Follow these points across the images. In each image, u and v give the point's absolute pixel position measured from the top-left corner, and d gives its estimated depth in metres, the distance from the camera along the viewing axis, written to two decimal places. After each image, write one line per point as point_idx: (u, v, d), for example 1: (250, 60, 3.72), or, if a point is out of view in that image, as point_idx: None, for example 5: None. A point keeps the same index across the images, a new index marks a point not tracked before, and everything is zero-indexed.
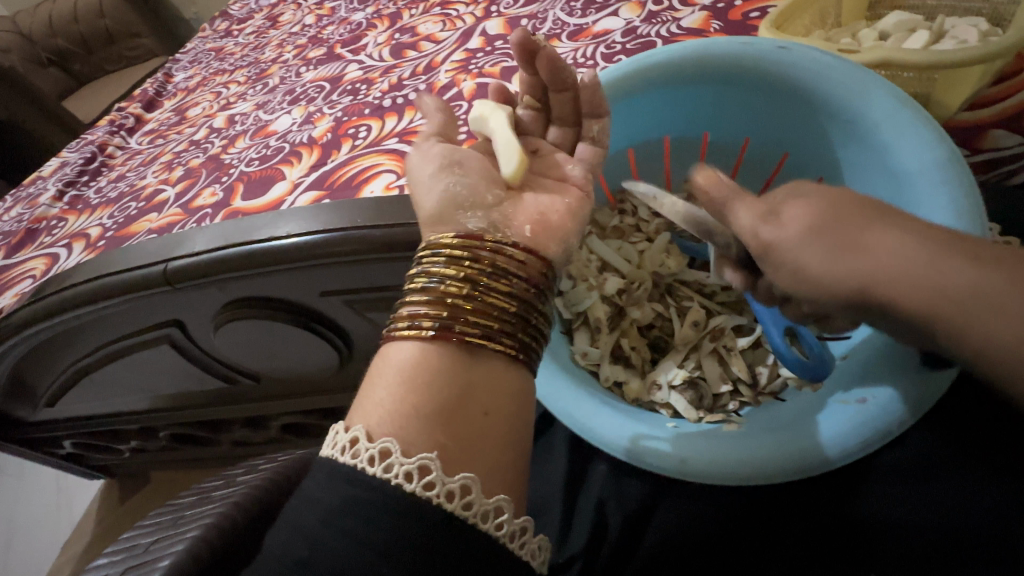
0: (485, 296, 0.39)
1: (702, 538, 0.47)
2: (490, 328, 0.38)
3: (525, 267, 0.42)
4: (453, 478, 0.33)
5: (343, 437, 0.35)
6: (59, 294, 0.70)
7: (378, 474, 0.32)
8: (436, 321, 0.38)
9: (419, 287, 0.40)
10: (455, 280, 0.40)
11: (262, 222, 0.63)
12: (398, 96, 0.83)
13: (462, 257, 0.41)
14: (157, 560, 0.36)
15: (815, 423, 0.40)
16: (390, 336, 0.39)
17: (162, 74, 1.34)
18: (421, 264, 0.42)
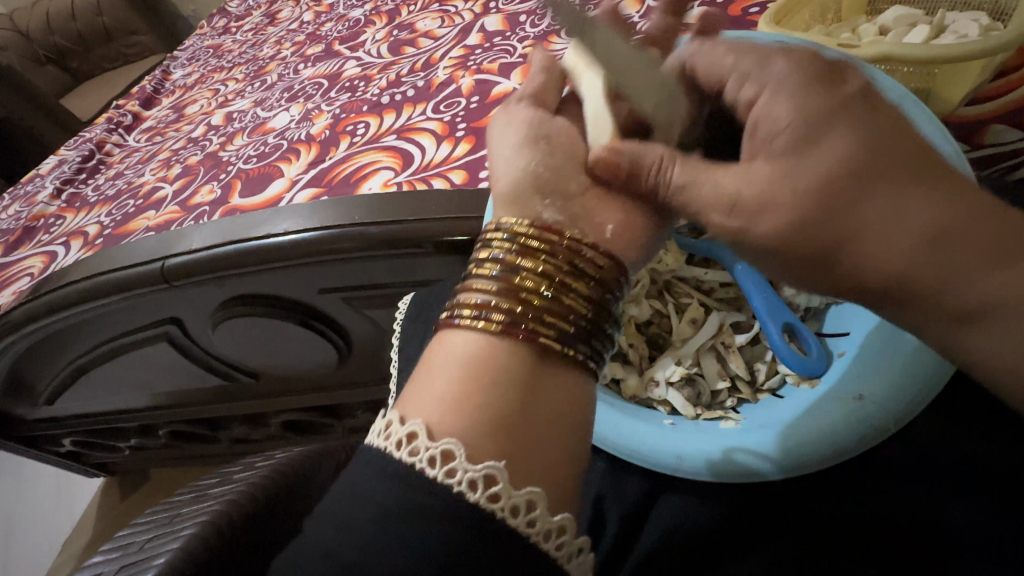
0: (562, 296, 0.36)
1: (702, 532, 0.46)
2: (565, 331, 0.35)
3: (604, 264, 0.38)
4: (477, 466, 0.30)
5: (389, 420, 0.33)
6: (57, 293, 0.70)
7: (405, 458, 0.31)
8: (508, 317, 0.35)
9: (491, 273, 0.37)
10: (531, 272, 0.36)
11: (260, 219, 0.63)
12: (396, 93, 0.83)
13: (539, 249, 0.37)
14: (152, 558, 0.36)
15: (815, 418, 0.39)
16: (452, 322, 0.36)
17: (160, 71, 1.34)
18: (487, 246, 0.39)
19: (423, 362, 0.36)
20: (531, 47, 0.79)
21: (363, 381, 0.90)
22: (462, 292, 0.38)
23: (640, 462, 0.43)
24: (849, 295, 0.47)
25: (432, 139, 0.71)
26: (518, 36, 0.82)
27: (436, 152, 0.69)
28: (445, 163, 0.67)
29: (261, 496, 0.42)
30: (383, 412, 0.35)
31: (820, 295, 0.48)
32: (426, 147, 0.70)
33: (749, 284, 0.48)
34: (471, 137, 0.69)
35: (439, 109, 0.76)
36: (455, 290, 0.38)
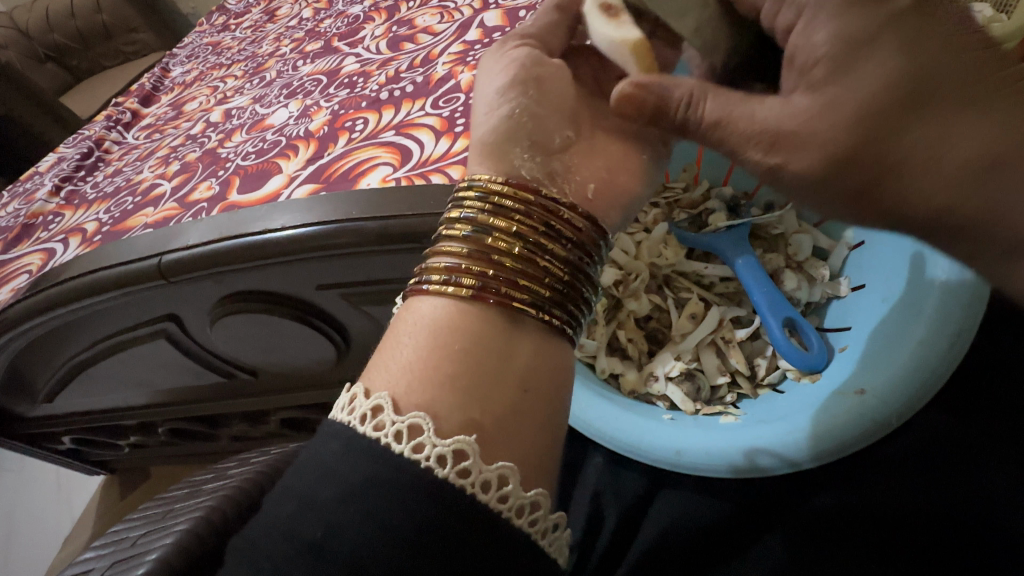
0: (534, 257, 0.38)
1: (699, 531, 0.46)
2: (538, 295, 0.38)
3: (576, 228, 0.40)
4: (446, 441, 0.31)
5: (347, 395, 0.35)
6: (54, 289, 0.70)
7: (366, 432, 0.32)
8: (480, 279, 0.37)
9: (462, 236, 0.38)
10: (502, 234, 0.38)
11: (257, 214, 0.63)
12: (395, 89, 0.82)
13: (510, 211, 0.39)
14: (143, 554, 0.36)
15: (820, 414, 0.39)
16: (421, 287, 0.38)
17: (160, 69, 1.34)
18: (458, 206, 0.40)
19: (394, 325, 0.38)
20: None
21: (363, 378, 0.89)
22: (434, 257, 0.39)
23: (635, 456, 0.42)
24: (850, 291, 0.47)
25: (431, 134, 0.71)
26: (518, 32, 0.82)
27: (435, 147, 0.69)
28: (444, 158, 0.67)
29: (255, 491, 0.42)
30: (348, 387, 0.36)
31: (820, 289, 0.48)
32: (425, 142, 0.70)
33: (750, 278, 0.48)
34: (469, 132, 0.69)
35: (438, 104, 0.75)
36: (426, 253, 0.40)
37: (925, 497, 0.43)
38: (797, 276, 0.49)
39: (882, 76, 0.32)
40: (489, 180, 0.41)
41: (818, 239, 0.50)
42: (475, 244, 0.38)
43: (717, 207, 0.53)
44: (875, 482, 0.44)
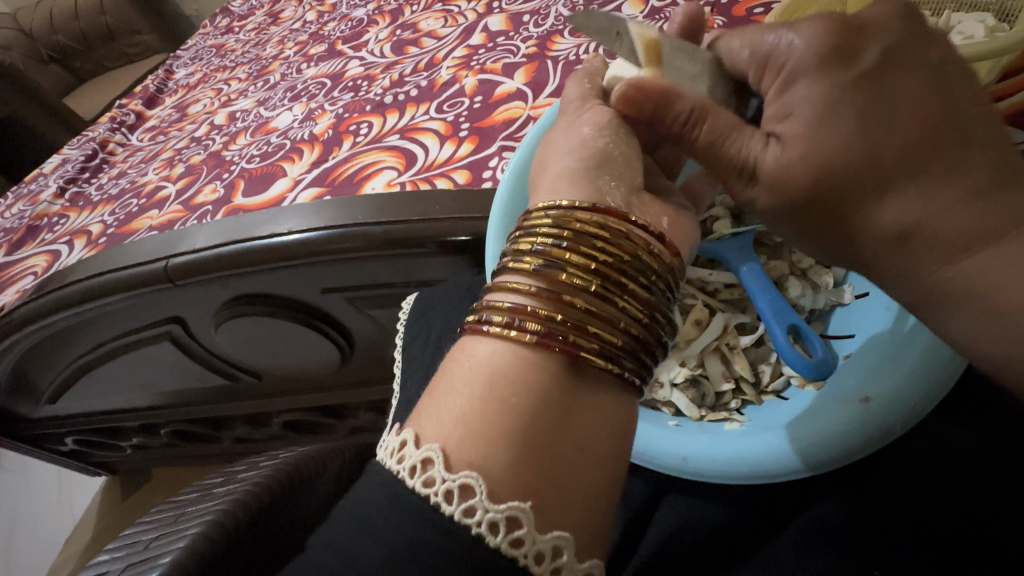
0: (610, 299, 0.34)
1: (705, 536, 0.43)
2: (611, 343, 0.33)
3: (656, 264, 0.36)
4: (501, 506, 0.28)
5: (393, 441, 0.32)
6: (61, 292, 0.70)
7: (416, 488, 0.29)
8: (547, 322, 0.32)
9: (534, 271, 0.34)
10: (578, 271, 0.34)
11: (263, 218, 0.63)
12: (399, 93, 0.83)
13: (593, 244, 0.35)
14: (157, 557, 0.36)
15: (821, 421, 0.39)
16: (481, 328, 0.34)
17: (164, 71, 1.34)
18: (531, 236, 0.36)
19: (444, 371, 0.34)
20: (533, 47, 0.78)
21: (366, 381, 0.89)
22: (496, 292, 0.35)
23: (642, 462, 0.42)
24: (853, 298, 0.47)
25: (435, 139, 0.71)
26: (522, 37, 0.82)
27: (440, 152, 0.69)
28: (449, 163, 0.67)
29: (267, 495, 0.42)
30: (395, 426, 0.33)
31: (825, 297, 0.48)
32: (430, 147, 0.70)
33: (754, 285, 0.48)
34: (474, 137, 0.69)
35: (442, 109, 0.76)
36: (490, 286, 0.36)
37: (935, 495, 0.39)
38: (801, 284, 0.49)
39: (836, 140, 0.32)
40: (572, 203, 0.37)
41: None
42: (547, 281, 0.34)
43: (721, 214, 0.53)
44: (887, 482, 0.41)
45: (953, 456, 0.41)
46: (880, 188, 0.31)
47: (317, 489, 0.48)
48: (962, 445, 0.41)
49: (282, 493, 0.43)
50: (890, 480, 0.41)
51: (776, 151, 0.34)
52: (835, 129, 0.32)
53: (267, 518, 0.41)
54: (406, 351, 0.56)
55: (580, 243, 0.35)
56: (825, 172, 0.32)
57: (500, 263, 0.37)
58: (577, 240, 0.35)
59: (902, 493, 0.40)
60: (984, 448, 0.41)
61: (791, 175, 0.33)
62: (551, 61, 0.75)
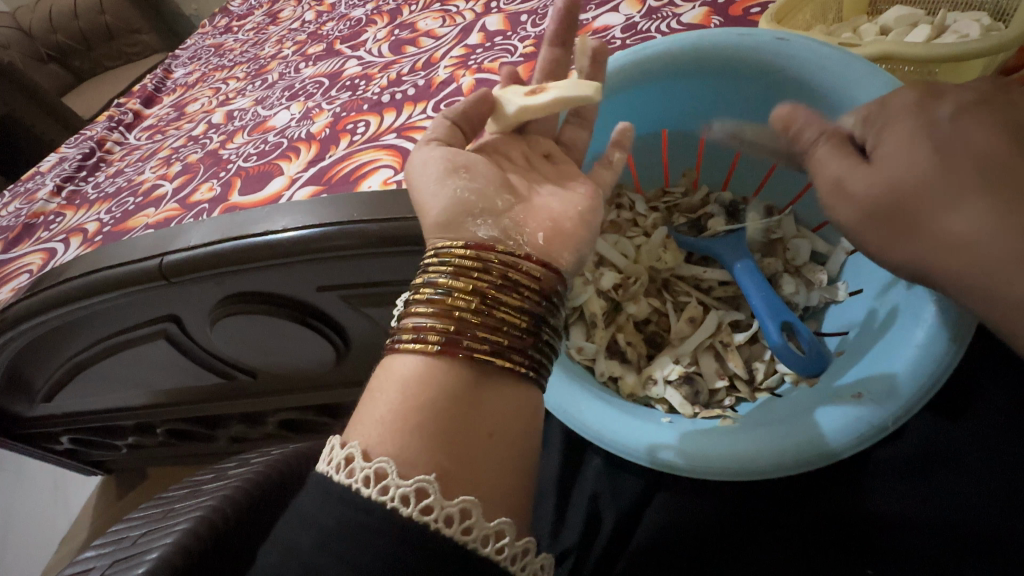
0: (500, 309, 0.36)
1: (697, 536, 0.42)
2: (499, 344, 0.35)
3: (529, 280, 0.38)
4: (452, 501, 0.30)
5: (338, 454, 0.31)
6: (55, 289, 0.70)
7: (373, 496, 0.29)
8: (443, 332, 0.35)
9: (425, 296, 0.37)
10: (466, 291, 0.37)
11: (258, 215, 0.63)
12: (397, 92, 0.83)
13: (471, 268, 0.37)
14: (143, 553, 0.36)
15: (801, 425, 0.38)
16: (394, 345, 0.36)
17: (162, 70, 1.34)
18: (424, 269, 0.38)
19: (368, 388, 0.35)
20: (530, 47, 0.79)
21: (361, 380, 0.89)
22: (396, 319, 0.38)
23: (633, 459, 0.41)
24: (847, 295, 0.47)
25: None
26: (519, 36, 0.82)
27: None
28: None
29: (255, 492, 0.42)
30: (332, 440, 0.33)
31: (818, 294, 0.48)
32: None
33: (748, 282, 0.48)
34: None
35: (439, 107, 0.76)
36: (397, 317, 0.38)
37: (925, 492, 0.40)
38: (795, 281, 0.49)
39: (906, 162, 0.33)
40: (450, 242, 0.39)
41: (816, 244, 0.50)
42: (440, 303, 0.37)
43: (717, 212, 0.53)
44: (881, 483, 0.40)
45: (946, 455, 0.40)
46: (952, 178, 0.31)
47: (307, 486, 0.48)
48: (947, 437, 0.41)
49: (270, 488, 0.43)
50: (884, 481, 0.40)
51: (854, 173, 0.35)
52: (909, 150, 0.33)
53: (255, 513, 0.41)
54: None
55: (454, 268, 0.37)
56: (895, 184, 0.33)
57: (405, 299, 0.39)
58: (453, 263, 0.37)
59: (893, 494, 0.40)
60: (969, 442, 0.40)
61: (868, 188, 0.34)
62: None
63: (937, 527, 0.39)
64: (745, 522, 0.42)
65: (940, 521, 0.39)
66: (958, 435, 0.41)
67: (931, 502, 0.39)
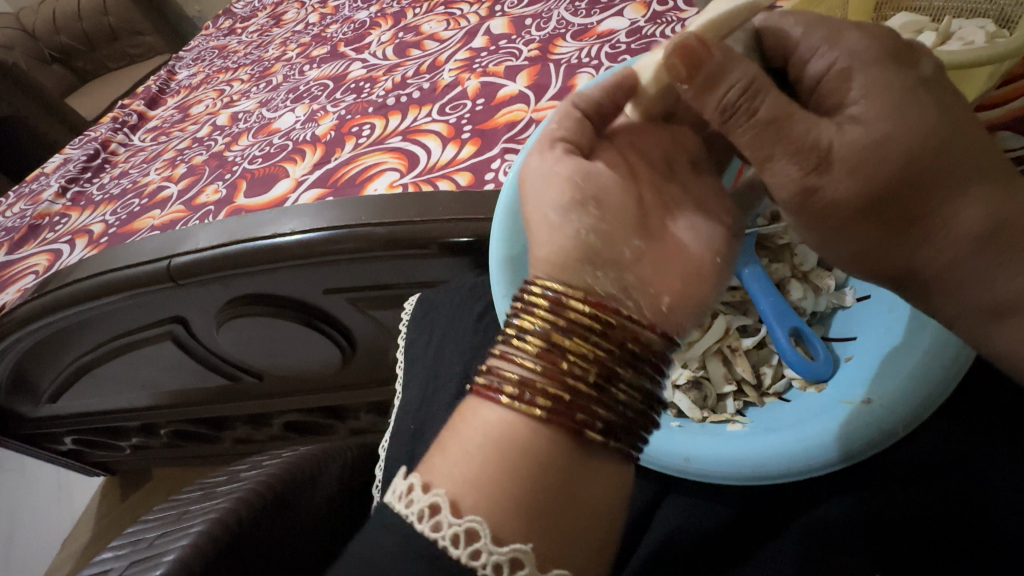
0: (607, 384, 0.36)
1: (705, 539, 0.42)
2: (612, 424, 0.35)
3: (645, 353, 0.38)
4: (547, 573, 0.31)
5: (420, 501, 0.31)
6: (62, 290, 0.70)
7: (464, 560, 0.30)
8: (554, 399, 0.34)
9: (536, 352, 0.36)
10: (577, 358, 0.36)
11: (266, 218, 0.63)
12: (402, 95, 0.83)
13: (589, 333, 0.36)
14: (160, 555, 0.36)
15: (817, 426, 0.38)
16: (493, 395, 0.35)
17: (166, 71, 1.35)
18: (531, 314, 0.37)
19: (448, 430, 0.35)
20: (536, 50, 0.79)
21: (365, 382, 0.89)
22: (496, 363, 0.36)
23: (649, 464, 0.42)
24: (855, 301, 0.47)
25: (438, 140, 0.72)
26: (524, 40, 0.82)
27: (442, 154, 0.69)
28: (451, 164, 0.67)
29: (270, 494, 0.42)
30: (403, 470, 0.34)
31: (826, 300, 0.48)
32: (432, 148, 0.71)
33: (755, 288, 0.48)
34: (476, 139, 0.69)
35: (444, 110, 0.76)
36: (491, 358, 0.37)
37: (941, 496, 0.38)
38: (803, 287, 0.48)
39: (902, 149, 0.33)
40: (566, 289, 0.37)
41: None
42: (551, 363, 0.35)
43: None
44: (891, 485, 0.39)
45: (955, 458, 0.39)
46: (930, 212, 0.34)
47: (316, 489, 0.48)
48: (958, 438, 0.40)
49: (283, 491, 0.44)
50: (893, 484, 0.39)
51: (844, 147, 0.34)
52: (893, 131, 0.34)
53: (268, 515, 0.41)
54: (408, 351, 0.57)
55: (571, 330, 0.36)
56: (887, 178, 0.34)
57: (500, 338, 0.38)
58: (569, 324, 0.36)
59: (906, 497, 0.38)
60: (980, 440, 0.39)
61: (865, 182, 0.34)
62: (553, 65, 0.75)
63: (945, 525, 0.37)
64: (753, 521, 0.41)
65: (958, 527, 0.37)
66: (962, 435, 0.40)
67: (947, 504, 0.38)
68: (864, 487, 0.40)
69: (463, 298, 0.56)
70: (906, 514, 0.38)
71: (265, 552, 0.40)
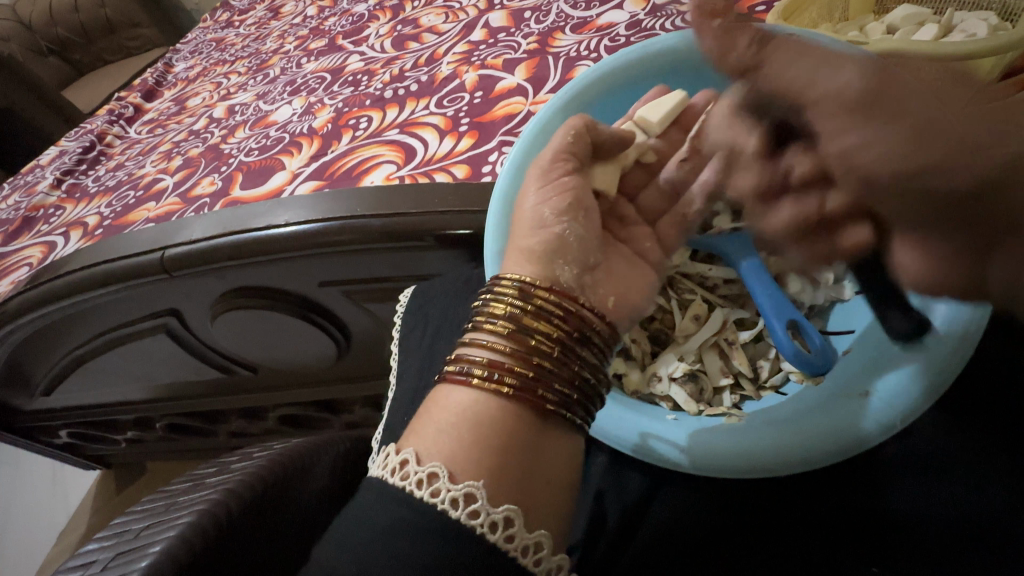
0: (567, 361, 0.37)
1: (699, 535, 0.40)
2: (566, 396, 0.36)
3: (597, 338, 0.40)
4: (497, 507, 0.31)
5: (393, 459, 0.33)
6: (55, 282, 0.70)
7: (426, 498, 0.31)
8: (521, 377, 0.35)
9: (507, 334, 0.37)
10: (541, 337, 0.37)
11: (261, 209, 0.63)
12: (399, 87, 0.82)
13: (548, 314, 0.38)
14: (147, 545, 0.35)
15: (821, 418, 0.37)
16: (465, 380, 0.36)
17: (163, 64, 1.34)
18: (497, 298, 0.39)
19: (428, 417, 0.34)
20: (535, 43, 0.78)
21: (361, 375, 0.89)
22: (474, 354, 0.37)
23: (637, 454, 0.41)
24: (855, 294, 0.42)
25: (435, 133, 0.71)
26: (523, 33, 0.81)
27: (439, 146, 0.69)
28: (449, 157, 0.67)
29: (260, 485, 0.42)
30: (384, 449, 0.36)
31: (824, 294, 0.44)
32: (429, 141, 0.70)
33: (754, 282, 0.45)
34: (474, 132, 0.69)
35: (442, 103, 0.75)
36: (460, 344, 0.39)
37: (933, 492, 0.37)
38: None
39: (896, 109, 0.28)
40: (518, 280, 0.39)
41: None
42: (516, 343, 0.37)
43: None
44: (885, 483, 0.38)
45: (950, 454, 0.38)
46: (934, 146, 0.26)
47: (308, 481, 0.48)
48: (967, 440, 0.38)
49: (274, 482, 0.43)
50: (886, 481, 0.38)
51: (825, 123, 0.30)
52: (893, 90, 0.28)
53: (259, 508, 0.41)
54: (404, 342, 0.56)
55: (534, 311, 0.38)
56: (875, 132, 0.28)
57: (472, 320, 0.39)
58: (532, 307, 0.38)
59: (900, 493, 0.38)
60: (987, 439, 0.38)
61: None
62: (552, 58, 0.74)
63: (950, 522, 0.36)
64: (755, 522, 0.40)
65: (956, 524, 0.36)
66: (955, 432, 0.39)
67: (940, 501, 0.37)
68: (869, 487, 0.39)
69: (459, 291, 0.56)
70: (911, 512, 0.37)
71: (255, 542, 0.40)
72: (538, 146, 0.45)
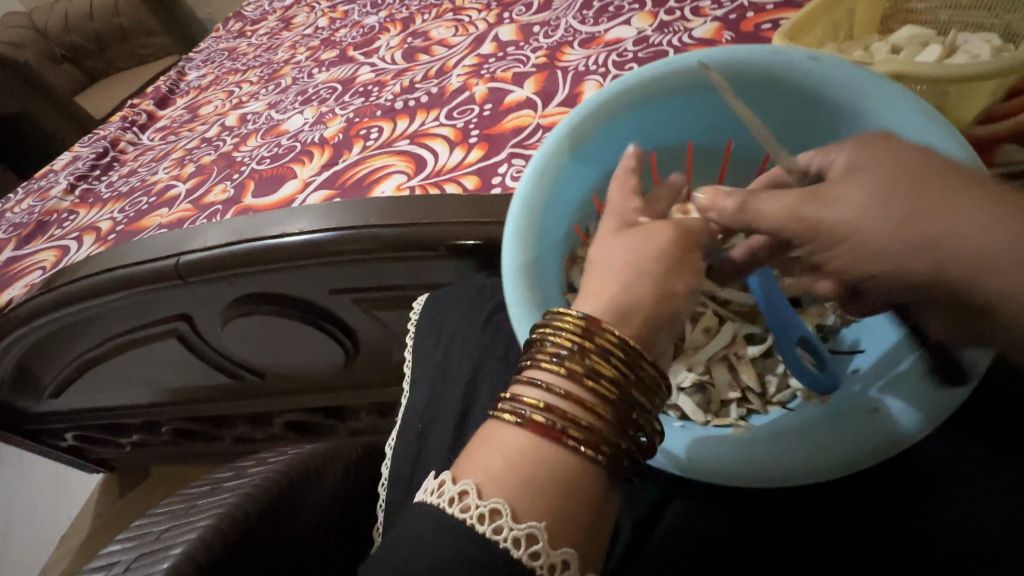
0: (650, 429, 0.34)
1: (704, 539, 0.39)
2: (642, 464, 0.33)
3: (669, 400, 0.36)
4: (557, 549, 0.28)
5: (450, 488, 0.29)
6: (71, 286, 0.71)
7: (486, 535, 0.28)
8: (615, 449, 0.31)
9: (608, 396, 0.32)
10: (634, 403, 0.33)
11: (275, 218, 0.64)
12: (410, 99, 0.84)
13: (644, 379, 0.33)
14: (167, 548, 0.36)
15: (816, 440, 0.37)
16: (557, 436, 0.30)
17: (176, 73, 1.36)
18: (588, 345, 0.32)
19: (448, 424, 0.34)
20: (543, 57, 0.80)
21: (369, 382, 0.89)
22: (549, 400, 0.31)
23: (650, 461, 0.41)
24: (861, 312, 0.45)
25: (445, 145, 0.72)
26: (532, 47, 0.83)
27: (449, 157, 0.70)
28: (459, 168, 0.68)
29: (274, 489, 0.42)
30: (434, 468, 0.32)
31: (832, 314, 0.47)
32: (439, 152, 0.71)
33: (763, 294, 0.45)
34: (484, 144, 0.70)
35: (452, 115, 0.76)
36: (525, 384, 0.32)
37: (953, 499, 0.35)
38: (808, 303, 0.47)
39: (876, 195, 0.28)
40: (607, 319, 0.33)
41: None
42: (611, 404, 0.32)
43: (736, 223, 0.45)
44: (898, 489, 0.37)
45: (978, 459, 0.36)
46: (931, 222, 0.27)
47: (319, 487, 0.48)
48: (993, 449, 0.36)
49: (288, 488, 0.44)
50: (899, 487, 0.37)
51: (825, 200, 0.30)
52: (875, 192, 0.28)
53: (273, 512, 0.41)
54: (416, 350, 0.57)
55: (634, 379, 0.33)
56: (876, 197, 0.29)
57: (550, 355, 0.33)
58: (633, 374, 0.33)
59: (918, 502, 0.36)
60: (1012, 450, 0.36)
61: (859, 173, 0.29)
62: (561, 71, 0.76)
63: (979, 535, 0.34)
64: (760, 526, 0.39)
65: (982, 532, 0.34)
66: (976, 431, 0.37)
67: (956, 507, 0.35)
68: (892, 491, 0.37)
69: (474, 299, 0.57)
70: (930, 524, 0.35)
71: (270, 548, 0.40)
72: (551, 170, 0.47)
